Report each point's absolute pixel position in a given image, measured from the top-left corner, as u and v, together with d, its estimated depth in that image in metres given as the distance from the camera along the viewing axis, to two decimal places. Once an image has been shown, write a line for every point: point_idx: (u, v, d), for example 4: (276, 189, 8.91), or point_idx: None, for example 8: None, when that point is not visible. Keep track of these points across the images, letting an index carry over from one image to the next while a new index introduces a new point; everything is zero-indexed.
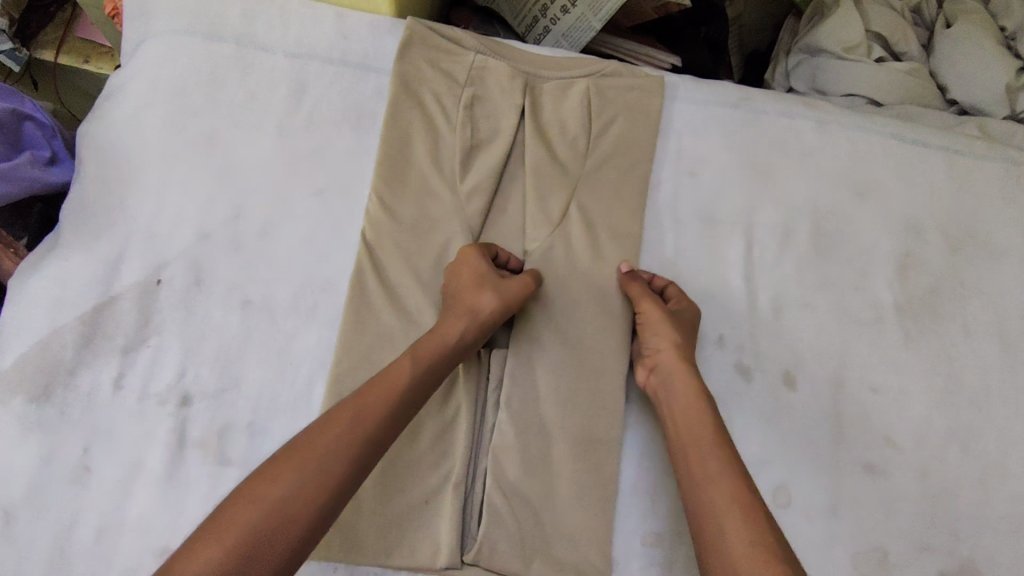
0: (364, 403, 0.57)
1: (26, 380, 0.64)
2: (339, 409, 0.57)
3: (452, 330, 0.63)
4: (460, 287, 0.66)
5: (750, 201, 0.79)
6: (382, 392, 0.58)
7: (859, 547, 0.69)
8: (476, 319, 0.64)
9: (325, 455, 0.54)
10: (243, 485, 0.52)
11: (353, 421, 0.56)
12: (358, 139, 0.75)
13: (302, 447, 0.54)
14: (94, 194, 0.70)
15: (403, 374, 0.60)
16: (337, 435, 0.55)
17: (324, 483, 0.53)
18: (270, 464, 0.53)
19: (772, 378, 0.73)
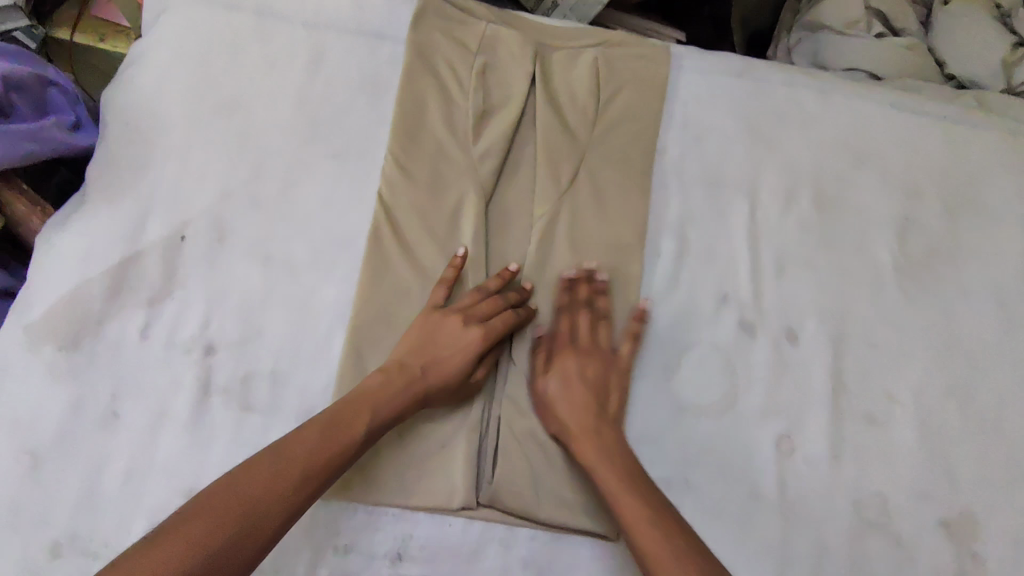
0: (339, 432, 0.59)
1: (56, 330, 0.66)
2: (288, 445, 0.57)
3: (417, 364, 0.64)
4: (443, 319, 0.67)
5: (754, 166, 0.81)
6: (338, 437, 0.58)
7: (860, 495, 0.71)
8: (445, 366, 0.65)
9: (266, 500, 0.53)
10: (210, 496, 0.53)
11: (302, 468, 0.56)
12: (373, 105, 0.77)
13: (240, 487, 0.53)
14: (119, 154, 0.73)
15: (359, 425, 0.60)
16: (284, 478, 0.55)
17: (260, 524, 0.52)
18: (239, 475, 0.54)
19: (775, 334, 0.75)
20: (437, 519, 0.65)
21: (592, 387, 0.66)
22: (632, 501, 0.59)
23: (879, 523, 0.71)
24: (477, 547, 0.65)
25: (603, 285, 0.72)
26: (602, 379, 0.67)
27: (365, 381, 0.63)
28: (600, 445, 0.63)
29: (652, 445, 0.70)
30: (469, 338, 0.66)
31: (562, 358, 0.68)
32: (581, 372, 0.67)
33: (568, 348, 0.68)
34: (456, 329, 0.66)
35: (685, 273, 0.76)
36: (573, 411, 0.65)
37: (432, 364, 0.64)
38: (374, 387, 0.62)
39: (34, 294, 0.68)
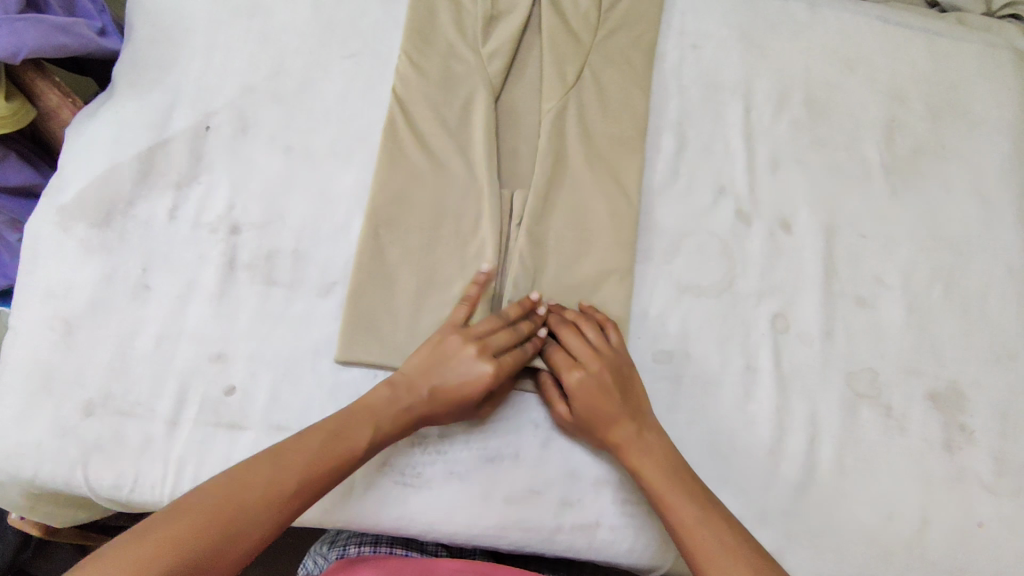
0: (339, 442, 0.58)
1: (87, 209, 0.69)
2: (288, 451, 0.56)
3: (423, 387, 0.63)
4: (457, 344, 0.64)
5: (748, 72, 0.85)
6: (334, 449, 0.57)
7: (852, 368, 0.75)
8: (450, 387, 0.62)
9: (261, 507, 0.52)
10: (205, 494, 0.51)
11: (297, 478, 0.55)
12: (386, 11, 0.81)
13: (236, 487, 0.52)
14: (146, 53, 0.76)
15: (358, 437, 0.59)
16: (279, 488, 0.53)
17: (259, 523, 0.51)
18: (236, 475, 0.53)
19: (770, 223, 0.79)
20: None
21: (612, 395, 0.64)
22: (679, 498, 0.60)
23: (870, 394, 0.75)
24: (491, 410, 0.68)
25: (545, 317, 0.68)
26: (622, 382, 0.65)
27: (370, 396, 0.62)
28: (642, 448, 0.63)
29: (655, 320, 0.74)
30: (478, 370, 0.62)
31: (581, 387, 0.64)
32: (599, 387, 0.64)
33: (574, 375, 0.65)
34: (466, 359, 0.63)
35: (684, 168, 0.80)
36: (602, 427, 0.64)
37: (438, 390, 0.63)
38: (379, 401, 0.62)
39: (65, 179, 0.71)
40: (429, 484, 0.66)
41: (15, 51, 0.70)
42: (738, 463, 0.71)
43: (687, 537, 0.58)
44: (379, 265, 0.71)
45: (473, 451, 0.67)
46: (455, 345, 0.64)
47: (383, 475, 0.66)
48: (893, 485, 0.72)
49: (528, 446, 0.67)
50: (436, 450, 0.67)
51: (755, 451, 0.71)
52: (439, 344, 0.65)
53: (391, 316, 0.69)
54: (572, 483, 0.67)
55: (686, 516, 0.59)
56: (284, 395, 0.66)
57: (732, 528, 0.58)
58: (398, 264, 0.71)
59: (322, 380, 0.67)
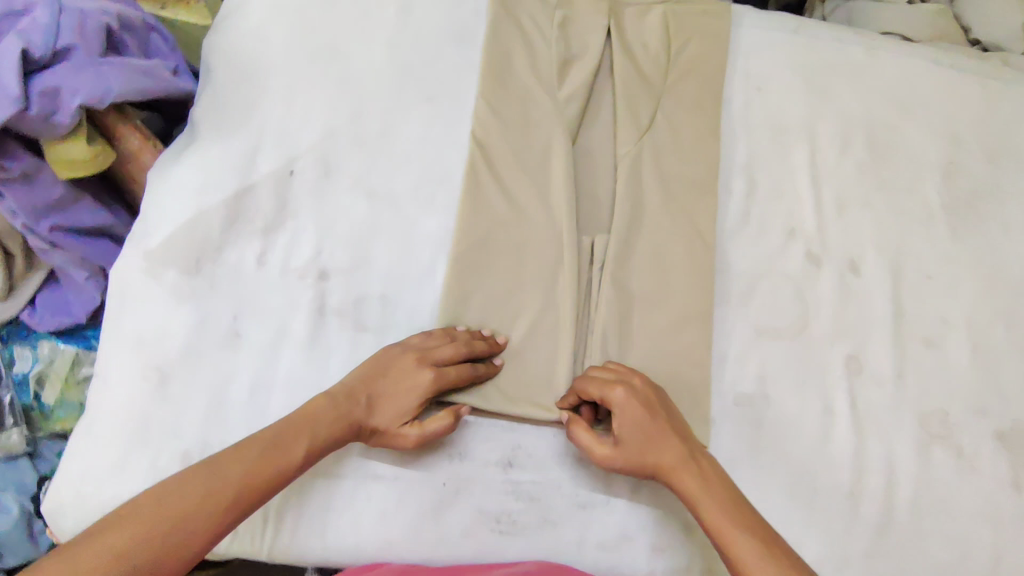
0: (281, 449, 0.58)
1: (177, 256, 0.70)
2: (229, 462, 0.56)
3: (364, 395, 0.63)
4: (400, 355, 0.66)
5: (812, 114, 0.87)
6: (275, 458, 0.58)
7: (924, 409, 0.77)
8: (389, 402, 0.64)
9: (198, 517, 0.52)
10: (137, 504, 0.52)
11: (237, 487, 0.55)
12: (462, 54, 0.82)
13: (170, 500, 0.52)
14: (228, 97, 0.76)
15: (299, 448, 0.59)
16: (218, 499, 0.54)
17: (196, 531, 0.52)
18: (180, 481, 0.54)
19: (840, 265, 0.81)
20: (543, 431, 0.69)
21: (657, 419, 0.64)
22: (730, 524, 0.58)
23: (941, 433, 0.77)
24: (580, 456, 0.69)
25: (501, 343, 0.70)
26: (660, 406, 0.65)
27: (314, 403, 0.62)
28: (697, 474, 0.61)
29: (734, 363, 0.75)
30: (419, 381, 0.64)
31: (627, 406, 0.64)
32: (643, 407, 0.64)
33: (618, 395, 0.64)
34: (411, 370, 0.64)
35: (755, 211, 0.82)
36: (654, 449, 0.63)
37: (377, 399, 0.64)
38: (322, 410, 0.61)
39: (150, 224, 0.71)
40: (525, 531, 0.66)
41: (103, 96, 0.66)
42: (820, 504, 0.72)
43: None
44: (465, 311, 0.71)
45: (566, 498, 0.67)
46: (398, 364, 0.65)
47: (481, 525, 0.66)
48: (967, 525, 0.74)
49: (618, 491, 0.68)
50: (528, 496, 0.67)
51: (835, 493, 0.73)
52: (381, 363, 0.65)
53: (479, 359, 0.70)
54: (664, 529, 0.68)
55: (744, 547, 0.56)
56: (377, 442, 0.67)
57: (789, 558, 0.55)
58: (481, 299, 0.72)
59: None
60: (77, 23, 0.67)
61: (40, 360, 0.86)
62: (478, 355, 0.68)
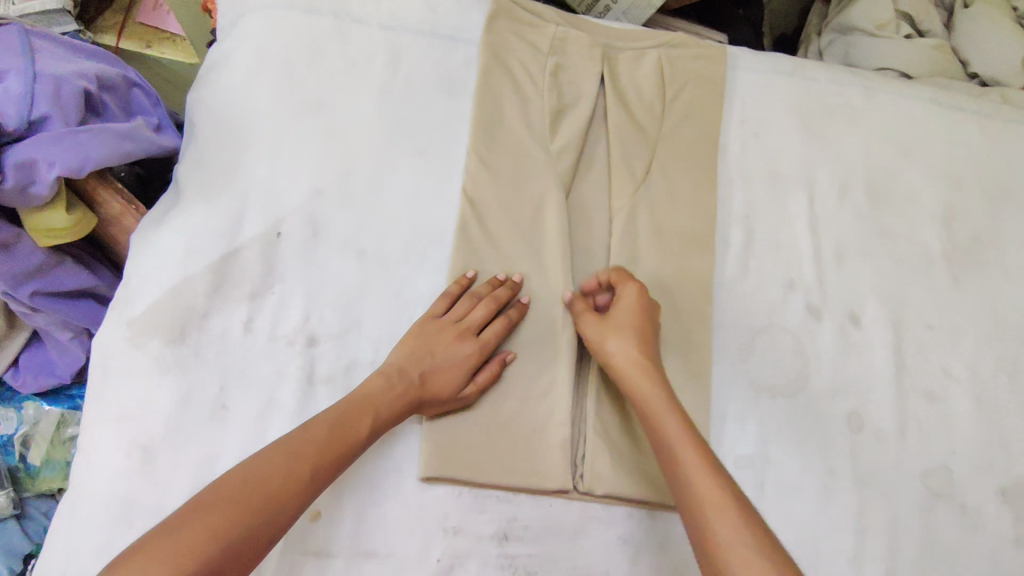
0: (344, 427, 0.62)
1: (161, 325, 0.67)
2: (300, 445, 0.59)
3: (415, 372, 0.66)
4: (440, 329, 0.69)
5: (810, 160, 0.85)
6: (344, 439, 0.61)
7: (927, 466, 0.76)
8: (441, 375, 0.67)
9: (277, 499, 0.56)
10: (219, 486, 0.56)
11: (312, 467, 0.59)
12: (452, 105, 0.80)
13: (253, 483, 0.56)
14: (212, 154, 0.74)
15: (364, 427, 0.63)
16: (291, 484, 0.57)
17: (277, 514, 0.56)
18: (258, 464, 0.57)
19: (840, 317, 0.80)
20: (539, 501, 0.68)
21: (648, 344, 0.68)
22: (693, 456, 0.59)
23: (945, 491, 0.75)
24: (579, 524, 0.68)
25: (527, 303, 0.73)
26: (651, 336, 0.69)
27: (369, 385, 0.65)
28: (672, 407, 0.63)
29: (734, 423, 0.74)
30: (463, 351, 0.68)
31: (630, 317, 0.68)
32: (640, 327, 0.68)
33: (630, 303, 0.69)
34: (451, 341, 0.68)
35: (753, 262, 0.80)
36: (638, 369, 0.66)
37: (430, 375, 0.67)
38: (378, 390, 0.65)
39: (132, 290, 0.69)
40: None
41: (81, 165, 0.65)
42: (823, 569, 0.70)
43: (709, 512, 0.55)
44: None
45: (565, 571, 0.66)
46: (440, 339, 0.69)
47: None
48: None
49: (617, 563, 0.67)
50: (525, 571, 0.66)
51: (838, 557, 0.71)
52: (422, 337, 0.69)
53: (474, 426, 0.68)
54: None
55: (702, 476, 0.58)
56: (371, 515, 0.65)
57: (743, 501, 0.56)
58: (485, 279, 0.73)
59: (406, 500, 0.66)
60: (53, 91, 0.65)
61: (24, 422, 0.85)
62: (506, 301, 0.71)
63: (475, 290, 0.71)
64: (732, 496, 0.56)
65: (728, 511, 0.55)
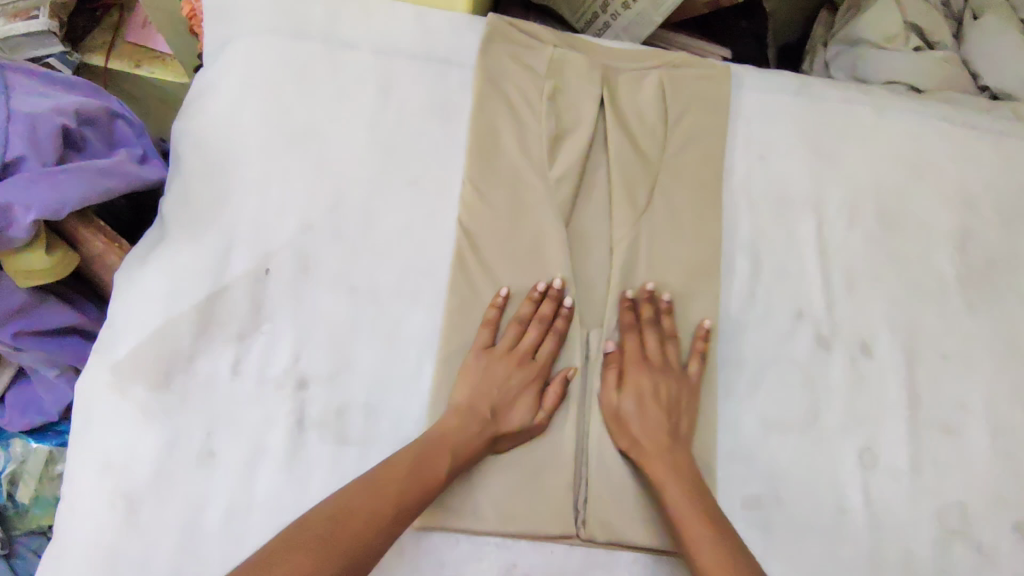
0: (423, 465, 0.61)
1: (145, 369, 0.65)
2: (380, 483, 0.58)
3: (485, 407, 0.65)
4: (498, 359, 0.68)
5: (818, 182, 0.82)
6: (422, 477, 0.60)
7: (942, 503, 0.73)
8: (510, 405, 0.66)
9: (364, 535, 0.55)
10: (301, 528, 0.54)
11: (395, 507, 0.58)
12: (447, 131, 0.77)
13: (341, 523, 0.55)
14: (198, 188, 0.72)
15: (441, 463, 0.61)
16: (380, 520, 0.57)
17: (364, 552, 0.55)
18: (340, 505, 0.56)
19: (850, 347, 0.77)
20: (539, 547, 0.65)
21: (665, 407, 0.68)
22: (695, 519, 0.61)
23: (961, 529, 0.72)
24: (580, 571, 0.65)
25: (571, 309, 0.70)
26: (676, 401, 0.69)
27: (443, 423, 0.64)
28: (678, 468, 0.65)
29: (741, 462, 0.71)
30: (525, 377, 0.68)
31: (664, 376, 0.69)
32: (667, 389, 0.69)
33: (652, 361, 0.70)
34: (512, 370, 0.68)
35: (760, 290, 0.77)
36: (649, 430, 0.67)
37: (500, 409, 0.66)
38: (451, 427, 0.64)
39: (116, 333, 0.67)
40: None
41: (62, 206, 0.62)
42: None
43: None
44: None
45: None
46: (497, 370, 0.67)
47: None
48: None
49: None
50: None
51: None
52: (482, 371, 0.67)
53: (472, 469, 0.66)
54: None
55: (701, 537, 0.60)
56: None
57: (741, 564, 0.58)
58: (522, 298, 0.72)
59: (401, 549, 0.64)
60: (28, 131, 0.64)
61: (12, 460, 0.82)
62: (550, 318, 0.70)
63: (519, 312, 0.70)
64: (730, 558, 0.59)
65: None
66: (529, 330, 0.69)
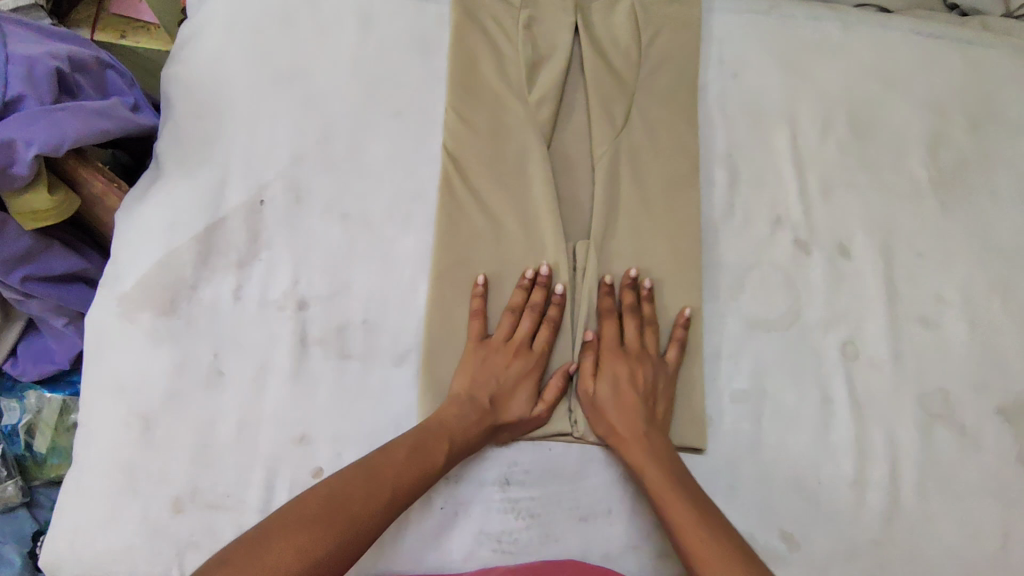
0: (420, 448, 0.61)
1: (151, 298, 0.68)
2: (377, 464, 0.59)
3: (484, 397, 0.66)
4: (494, 350, 0.68)
5: (790, 96, 0.85)
6: (419, 461, 0.60)
7: (924, 390, 0.76)
8: (508, 393, 0.67)
9: (363, 515, 0.56)
10: (296, 504, 0.55)
11: (391, 491, 0.58)
12: (427, 63, 0.80)
13: (335, 501, 0.56)
14: (190, 129, 0.75)
15: (438, 452, 0.62)
16: (373, 499, 0.57)
17: (358, 532, 0.55)
18: (337, 484, 0.57)
19: (828, 249, 0.80)
20: (538, 446, 0.68)
21: (643, 392, 0.67)
22: (678, 500, 0.61)
23: (944, 413, 0.75)
24: (579, 465, 0.68)
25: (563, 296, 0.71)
26: (653, 388, 0.68)
27: (441, 411, 0.64)
28: (654, 454, 0.64)
29: (728, 359, 0.74)
30: (523, 365, 0.68)
31: (640, 364, 0.69)
32: (632, 378, 0.68)
33: (632, 347, 0.70)
34: (509, 360, 0.68)
35: (739, 200, 0.80)
36: (625, 416, 0.66)
37: (498, 398, 0.66)
38: (450, 416, 0.64)
39: (121, 267, 0.69)
40: (524, 551, 0.66)
41: (60, 142, 0.65)
42: (824, 497, 0.71)
43: (699, 566, 0.56)
44: (450, 330, 0.70)
45: (566, 512, 0.67)
46: (496, 361, 0.68)
47: (482, 546, 0.65)
48: (974, 505, 0.72)
49: (619, 500, 0.67)
50: (529, 513, 0.66)
51: (839, 484, 0.71)
52: (478, 360, 0.68)
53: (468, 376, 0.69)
54: (666, 534, 0.67)
55: (684, 517, 0.59)
56: None
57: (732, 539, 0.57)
58: (513, 285, 0.72)
59: None
60: (25, 73, 0.66)
61: (27, 411, 0.85)
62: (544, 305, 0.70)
63: (513, 301, 0.70)
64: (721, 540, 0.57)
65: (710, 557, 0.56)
66: (523, 319, 0.70)
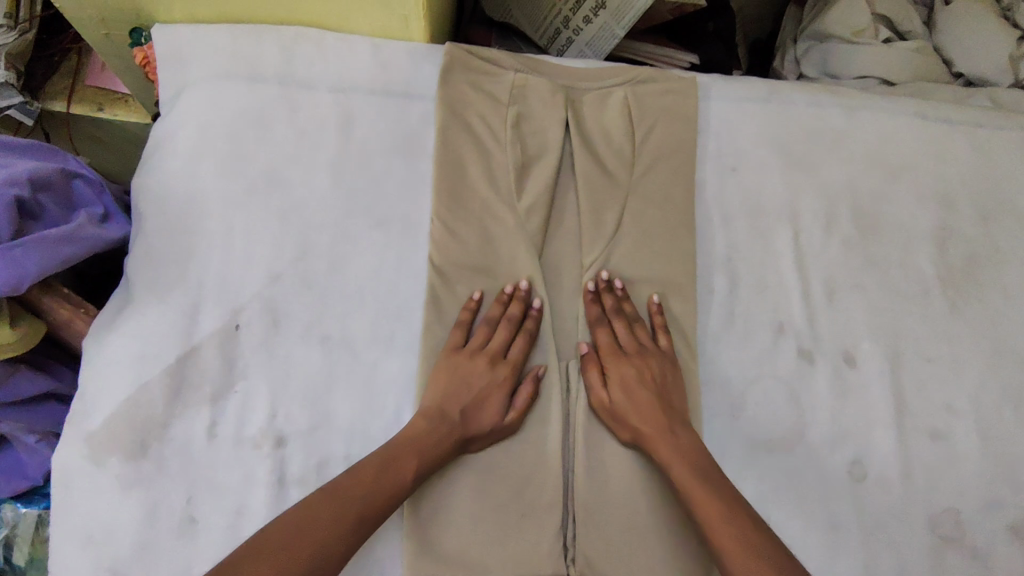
0: (386, 462, 0.61)
1: (119, 440, 0.64)
2: (341, 486, 0.58)
3: (454, 410, 0.65)
4: (464, 358, 0.68)
5: (792, 191, 0.81)
6: (386, 477, 0.60)
7: (934, 512, 0.72)
8: (477, 403, 0.66)
9: (327, 539, 0.55)
10: (262, 535, 0.54)
11: (358, 510, 0.57)
12: (411, 167, 0.76)
13: (295, 530, 0.55)
14: (161, 247, 0.71)
15: (405, 467, 0.61)
16: (340, 520, 0.56)
17: (325, 557, 0.54)
18: (298, 510, 0.56)
19: (833, 358, 0.76)
20: None
21: (655, 391, 0.68)
22: (706, 492, 0.61)
23: (956, 536, 0.72)
24: None
25: (540, 310, 0.71)
26: (663, 390, 0.68)
27: (408, 425, 0.64)
28: (678, 449, 0.64)
29: None
30: (497, 377, 0.67)
31: (649, 365, 0.69)
32: (639, 377, 0.68)
33: (631, 347, 0.70)
34: (478, 368, 0.67)
35: (739, 308, 0.76)
36: (644, 417, 0.66)
37: (469, 412, 0.65)
38: (417, 431, 0.63)
39: (87, 405, 0.66)
40: None
41: (19, 281, 0.61)
42: None
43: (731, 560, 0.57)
44: None
45: None
46: (461, 368, 0.67)
47: None
48: None
49: None
50: None
51: None
52: (450, 370, 0.67)
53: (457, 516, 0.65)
54: None
55: (716, 513, 0.59)
56: None
57: (756, 527, 0.58)
58: (490, 302, 0.72)
59: None
60: None
61: (4, 525, 0.82)
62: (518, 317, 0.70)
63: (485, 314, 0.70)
64: (757, 542, 0.57)
65: (747, 552, 0.56)
66: (490, 330, 0.69)
